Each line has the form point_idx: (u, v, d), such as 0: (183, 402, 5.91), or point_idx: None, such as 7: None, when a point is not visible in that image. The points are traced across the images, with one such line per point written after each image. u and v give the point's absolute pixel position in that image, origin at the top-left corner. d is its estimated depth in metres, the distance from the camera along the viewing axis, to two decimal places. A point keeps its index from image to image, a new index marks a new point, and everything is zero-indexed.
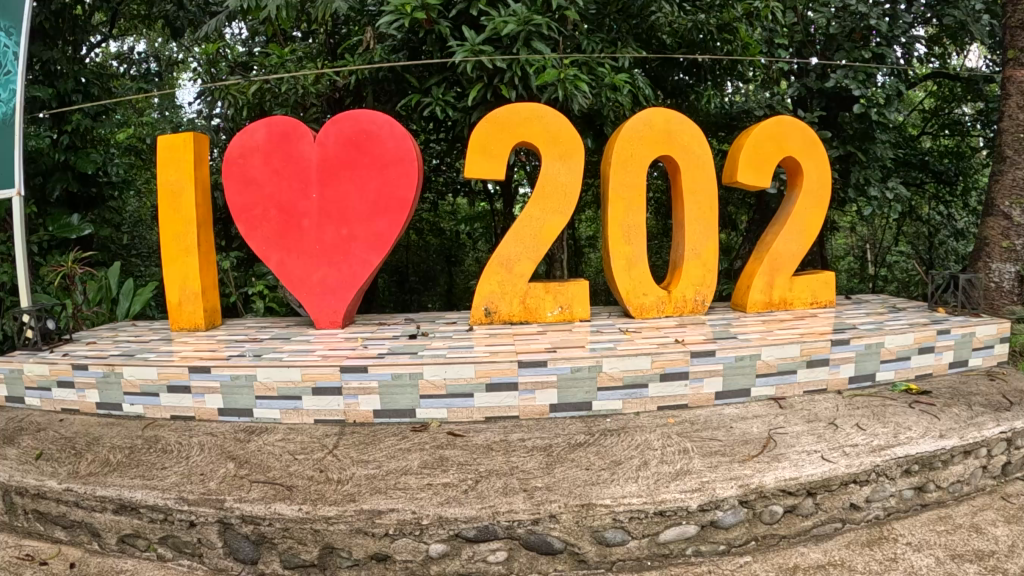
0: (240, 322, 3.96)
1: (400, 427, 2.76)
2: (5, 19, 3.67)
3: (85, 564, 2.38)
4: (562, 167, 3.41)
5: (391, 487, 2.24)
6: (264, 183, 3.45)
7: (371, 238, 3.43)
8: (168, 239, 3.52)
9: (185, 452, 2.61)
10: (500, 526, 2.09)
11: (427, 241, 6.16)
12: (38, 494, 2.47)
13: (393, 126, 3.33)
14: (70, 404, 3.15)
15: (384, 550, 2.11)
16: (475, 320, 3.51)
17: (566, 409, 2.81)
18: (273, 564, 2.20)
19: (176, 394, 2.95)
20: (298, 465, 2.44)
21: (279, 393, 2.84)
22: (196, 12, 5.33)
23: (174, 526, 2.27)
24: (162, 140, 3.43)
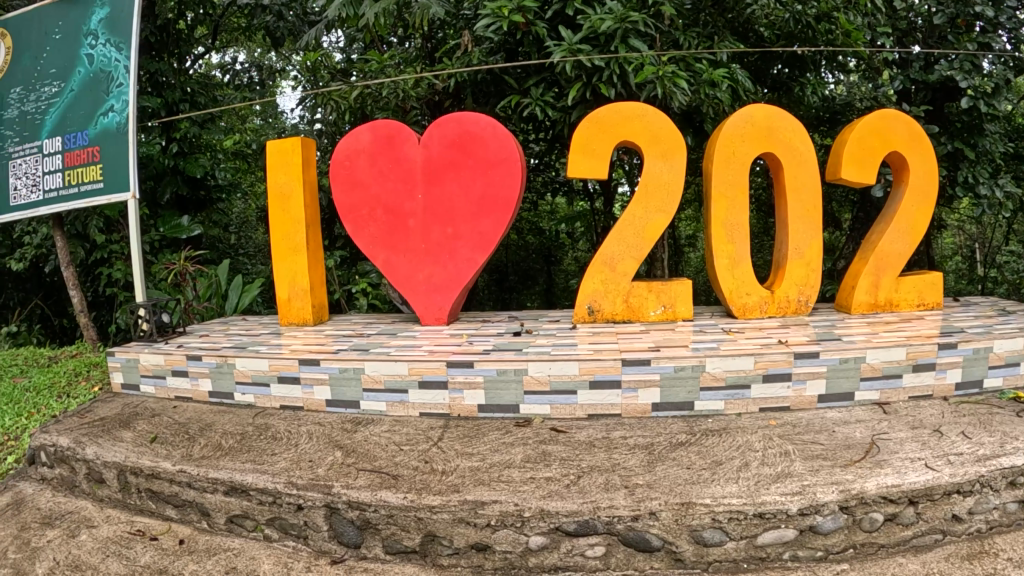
0: (347, 318, 4.10)
1: (504, 421, 2.82)
2: (116, 37, 4.55)
3: (195, 540, 2.57)
4: (664, 166, 3.39)
5: (494, 480, 2.30)
6: (370, 185, 3.59)
7: (475, 237, 3.50)
8: (278, 238, 3.70)
9: (293, 440, 2.75)
10: (601, 521, 2.13)
11: (526, 242, 6.22)
12: (153, 474, 2.70)
13: (496, 128, 3.39)
14: (185, 392, 3.37)
15: (485, 541, 2.18)
16: (578, 318, 3.55)
17: (668, 408, 2.80)
18: (375, 549, 2.30)
19: (287, 385, 3.11)
20: (404, 455, 2.53)
21: (387, 386, 2.95)
22: (296, 21, 5.57)
23: (283, 509, 2.40)
24: (270, 144, 3.61)
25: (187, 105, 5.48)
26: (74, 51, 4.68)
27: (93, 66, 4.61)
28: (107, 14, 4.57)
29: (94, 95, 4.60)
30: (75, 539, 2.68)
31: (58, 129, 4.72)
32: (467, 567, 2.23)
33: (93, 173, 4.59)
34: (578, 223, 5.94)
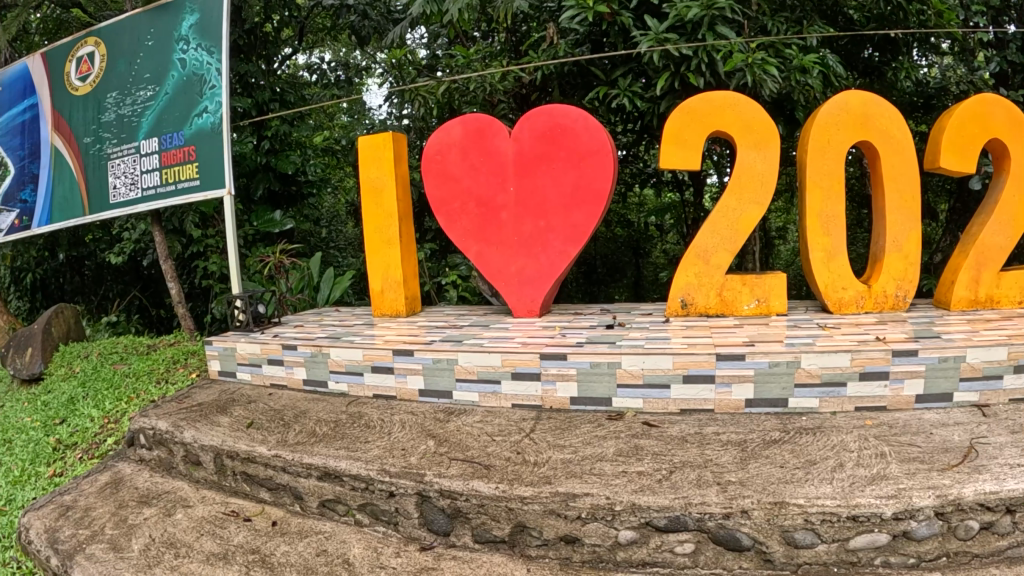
0: (439, 311, 4.16)
1: (596, 414, 2.82)
2: (210, 42, 4.77)
3: (287, 523, 2.66)
4: (757, 156, 3.32)
5: (586, 472, 2.29)
6: (462, 178, 3.65)
7: (568, 230, 3.49)
8: (371, 231, 3.81)
9: (386, 429, 2.81)
10: (692, 518, 2.09)
11: (614, 234, 6.27)
12: (249, 458, 2.81)
13: (588, 119, 3.39)
14: (280, 379, 3.49)
15: (575, 532, 2.19)
16: (672, 311, 3.53)
17: (762, 404, 2.74)
18: (464, 537, 2.34)
19: (379, 374, 3.19)
20: (496, 446, 2.56)
21: (480, 376, 2.98)
22: (380, 20, 5.68)
23: (375, 495, 2.47)
24: (363, 139, 3.68)
25: (277, 104, 5.73)
26: (167, 56, 4.96)
27: (186, 70, 4.87)
28: (197, 20, 4.85)
29: (188, 97, 4.85)
30: (171, 518, 2.83)
31: (155, 130, 5.00)
32: (555, 559, 2.24)
33: (190, 171, 4.82)
34: (669, 215, 5.84)
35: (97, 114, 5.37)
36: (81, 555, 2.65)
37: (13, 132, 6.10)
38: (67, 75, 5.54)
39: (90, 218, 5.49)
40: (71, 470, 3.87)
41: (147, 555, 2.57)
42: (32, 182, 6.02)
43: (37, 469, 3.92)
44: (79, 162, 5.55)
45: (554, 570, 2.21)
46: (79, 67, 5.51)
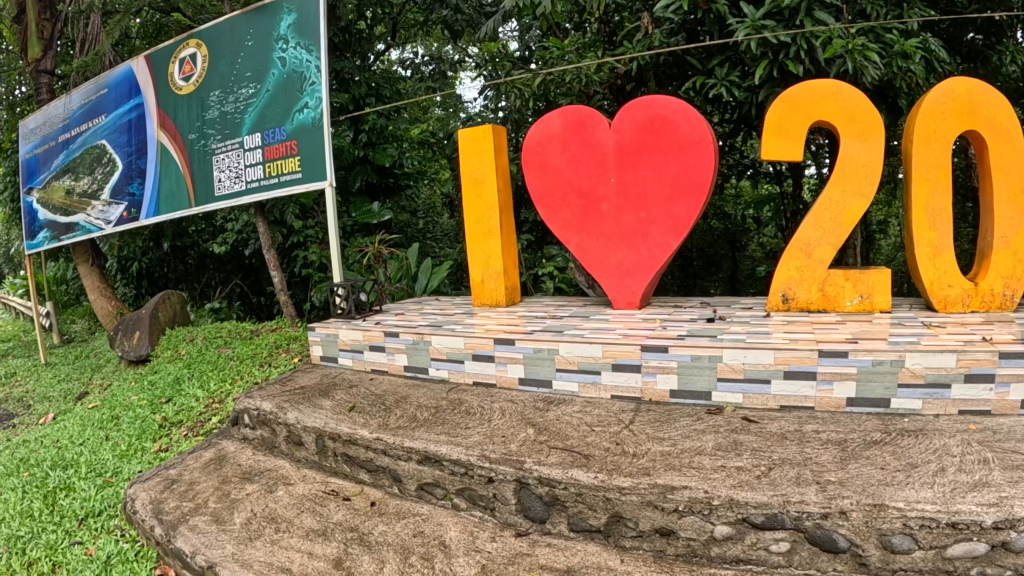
0: (539, 302, 4.28)
1: (696, 408, 2.84)
2: (308, 40, 4.95)
3: (385, 503, 2.79)
4: (862, 146, 3.24)
5: (685, 466, 2.32)
6: (563, 169, 3.86)
7: (669, 221, 3.62)
8: (473, 222, 3.99)
9: (487, 416, 2.91)
10: (789, 516, 2.08)
11: (711, 226, 6.35)
12: (350, 440, 2.97)
13: (687, 110, 3.50)
14: (381, 365, 3.70)
15: (670, 525, 2.21)
16: (772, 306, 3.51)
17: (863, 404, 2.69)
18: (560, 525, 2.41)
19: (481, 362, 3.32)
20: (596, 436, 2.62)
21: (580, 367, 3.08)
22: (473, 13, 6.07)
23: (473, 480, 2.56)
24: (464, 133, 3.88)
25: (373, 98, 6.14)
26: (269, 55, 5.20)
27: (286, 68, 5.09)
28: (294, 20, 5.05)
29: (290, 94, 5.07)
30: (273, 494, 3.00)
31: (257, 126, 5.24)
32: (649, 551, 2.27)
33: (293, 164, 5.04)
34: (768, 205, 5.81)
35: (201, 112, 5.70)
36: (184, 525, 2.85)
37: (121, 130, 6.65)
38: (172, 76, 5.91)
39: (196, 210, 5.81)
40: (176, 446, 4.13)
41: (249, 528, 2.74)
42: (139, 176, 6.45)
43: (144, 443, 4.22)
44: (185, 158, 5.89)
45: (648, 562, 2.24)
46: (183, 68, 5.86)
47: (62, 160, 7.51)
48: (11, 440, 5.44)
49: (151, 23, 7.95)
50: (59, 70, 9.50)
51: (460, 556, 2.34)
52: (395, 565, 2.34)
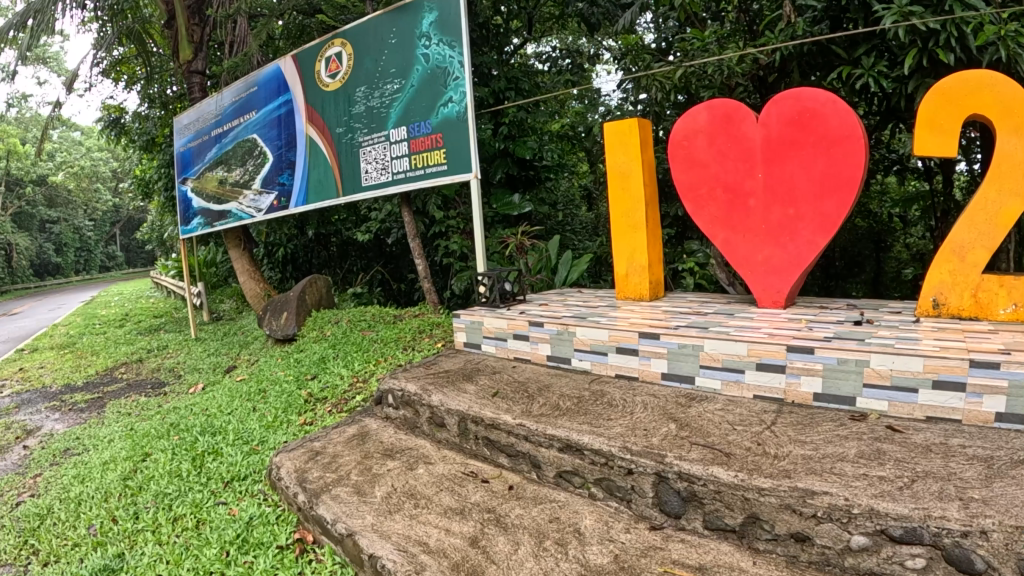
0: (684, 299, 4.41)
1: (839, 414, 2.74)
2: (449, 37, 5.13)
3: (522, 488, 2.89)
4: (1020, 142, 2.99)
5: (826, 471, 2.25)
6: (709, 164, 3.84)
7: (817, 219, 3.48)
8: (620, 216, 4.34)
9: (628, 409, 3.00)
10: (928, 531, 1.96)
11: (856, 224, 6.09)
12: (492, 424, 3.12)
13: (836, 103, 3.35)
14: (524, 353, 3.96)
15: (806, 531, 2.16)
16: (921, 311, 3.34)
17: (1013, 421, 2.46)
18: (695, 522, 2.42)
19: (624, 355, 3.44)
20: (737, 435, 2.61)
21: (724, 364, 3.06)
22: (610, 6, 6.24)
23: (613, 471, 2.63)
24: (609, 127, 4.25)
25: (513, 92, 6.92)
26: (412, 51, 5.43)
27: (430, 64, 5.28)
28: (435, 17, 5.24)
29: (434, 89, 5.25)
30: (414, 472, 3.17)
31: (403, 120, 5.50)
32: (782, 556, 2.23)
33: (438, 157, 5.24)
34: (917, 203, 5.42)
35: (349, 106, 6.04)
36: (326, 494, 3.07)
37: (271, 125, 7.16)
38: (323, 75, 6.31)
39: (344, 200, 6.17)
40: (320, 421, 4.43)
41: (389, 501, 2.92)
42: (289, 168, 6.93)
43: (290, 416, 4.63)
44: (334, 150, 6.26)
45: (780, 566, 2.20)
46: (331, 65, 6.24)
47: (216, 152, 8.23)
48: (162, 406, 6.06)
49: (294, 25, 8.52)
50: (211, 70, 10.44)
51: (595, 544, 2.40)
52: (530, 548, 2.42)
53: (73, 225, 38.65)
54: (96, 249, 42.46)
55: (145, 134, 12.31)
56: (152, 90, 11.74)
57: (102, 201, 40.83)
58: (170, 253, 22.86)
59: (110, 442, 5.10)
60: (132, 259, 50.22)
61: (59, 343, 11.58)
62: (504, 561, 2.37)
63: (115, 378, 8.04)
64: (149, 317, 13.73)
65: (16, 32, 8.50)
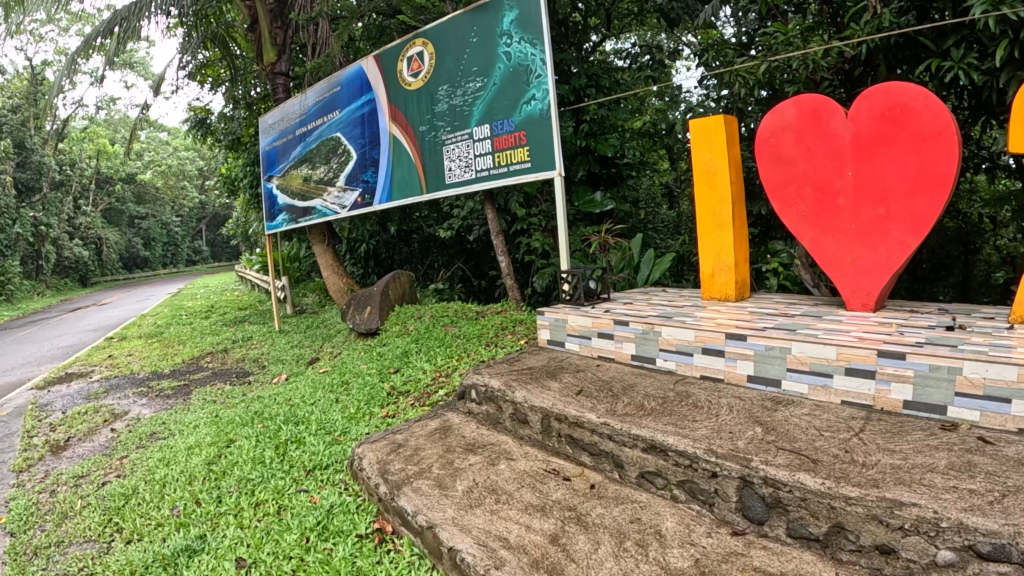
0: (770, 300, 4.36)
1: (929, 423, 2.61)
2: (531, 34, 5.16)
3: (604, 487, 2.89)
4: None
5: (916, 482, 2.16)
6: (797, 161, 3.74)
7: (910, 219, 3.32)
8: (706, 214, 4.27)
9: (714, 410, 2.97)
10: (1019, 550, 1.84)
11: (944, 225, 5.78)
12: (576, 422, 3.14)
13: (928, 97, 3.20)
14: (608, 352, 4.02)
15: (892, 544, 2.08)
16: (1016, 317, 3.14)
17: None
18: (778, 529, 2.37)
19: (710, 356, 3.41)
20: (825, 441, 2.54)
21: (812, 368, 2.98)
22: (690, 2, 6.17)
23: (696, 474, 2.60)
24: (696, 123, 4.21)
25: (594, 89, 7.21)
26: (492, 49, 5.50)
27: (511, 61, 5.34)
28: (516, 15, 5.28)
29: (517, 87, 5.29)
30: (496, 467, 3.20)
31: (485, 117, 5.56)
32: (866, 569, 2.15)
33: (522, 154, 5.27)
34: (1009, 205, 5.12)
35: (430, 105, 6.15)
36: (408, 487, 3.13)
37: (353, 124, 7.36)
38: (403, 74, 6.46)
39: (426, 196, 6.29)
40: (402, 414, 4.54)
41: (470, 495, 2.96)
42: (373, 165, 7.10)
43: (372, 408, 4.76)
44: (415, 147, 6.39)
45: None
46: (412, 65, 6.38)
47: (300, 151, 8.54)
48: (245, 395, 6.33)
49: (374, 26, 8.77)
50: (295, 72, 10.88)
51: (676, 548, 2.37)
52: (610, 548, 2.43)
53: (160, 219, 40.85)
54: (185, 243, 44.59)
55: (229, 133, 12.94)
56: (237, 91, 12.26)
57: (190, 198, 42.85)
58: (254, 248, 23.83)
59: (194, 428, 5.37)
60: (218, 253, 52.52)
61: (148, 332, 12.24)
62: (584, 560, 2.37)
63: (200, 366, 8.46)
64: (234, 308, 14.36)
65: (104, 39, 8.97)
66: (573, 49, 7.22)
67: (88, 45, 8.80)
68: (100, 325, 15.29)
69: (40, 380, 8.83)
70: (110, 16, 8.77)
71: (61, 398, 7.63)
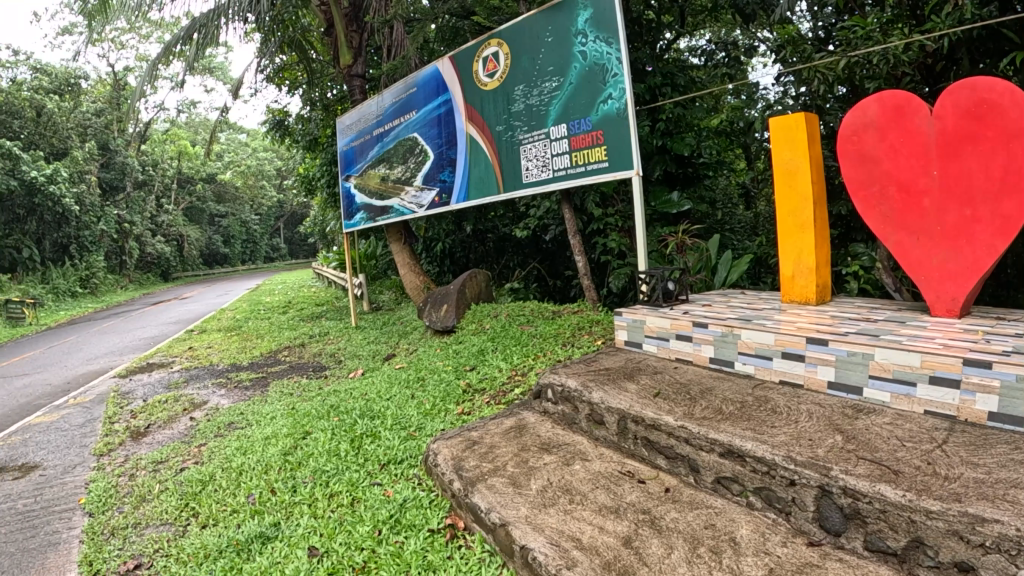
0: (851, 303, 4.37)
1: (1015, 436, 2.57)
2: (605, 33, 5.24)
3: (678, 492, 2.99)
4: None
5: (1000, 498, 2.16)
6: (880, 160, 3.74)
7: (997, 220, 3.27)
8: (788, 214, 4.32)
9: (793, 417, 3.03)
10: None
11: None
12: (653, 425, 3.26)
13: (1016, 93, 3.14)
14: (686, 354, 4.13)
15: (971, 562, 2.09)
16: None
17: None
18: (855, 542, 2.41)
19: (790, 361, 3.46)
20: (906, 452, 2.55)
21: (895, 376, 2.98)
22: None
23: (774, 481, 2.67)
24: (774, 122, 4.27)
25: (670, 87, 7.38)
26: (568, 49, 5.61)
27: (587, 60, 5.44)
28: (590, 14, 5.39)
29: (593, 86, 5.39)
30: (570, 467, 3.35)
31: (563, 117, 5.68)
32: None
33: (599, 154, 5.37)
34: None
35: (508, 105, 6.32)
36: (482, 484, 3.28)
37: (430, 124, 7.61)
38: (481, 76, 6.64)
39: (503, 195, 6.46)
40: (477, 411, 4.71)
41: (544, 495, 3.09)
42: (449, 165, 7.33)
43: (447, 405, 4.96)
44: (494, 148, 6.57)
45: None
46: (488, 65, 6.56)
47: (377, 151, 8.87)
48: (323, 388, 6.65)
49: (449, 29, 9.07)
50: (371, 74, 11.33)
51: (749, 556, 2.44)
52: (683, 553, 2.51)
53: (239, 218, 42.69)
54: (264, 241, 46.39)
55: (308, 135, 13.55)
56: (314, 93, 12.77)
57: (269, 198, 44.55)
58: (330, 245, 24.66)
59: (271, 419, 5.69)
60: (296, 251, 54.36)
61: (228, 326, 12.90)
62: (656, 564, 2.46)
63: (277, 359, 8.90)
64: (311, 304, 14.95)
65: (183, 45, 9.58)
66: (649, 49, 7.57)
67: (168, 50, 9.44)
68: (182, 318, 16.14)
69: (124, 370, 9.47)
70: (189, 23, 9.36)
71: (144, 387, 8.18)
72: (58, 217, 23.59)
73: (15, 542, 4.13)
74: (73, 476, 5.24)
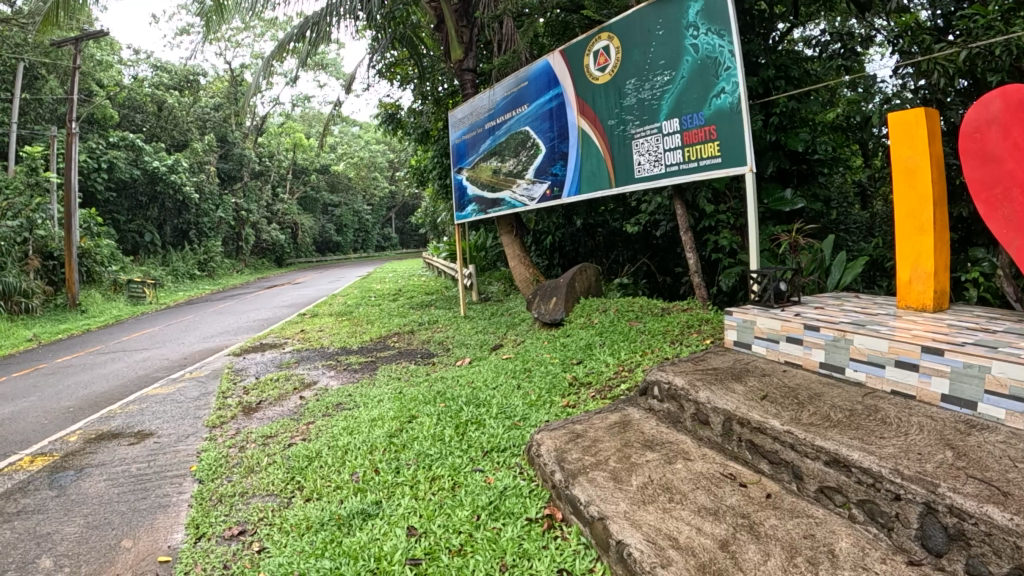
0: (972, 312, 4.25)
1: None
2: (718, 26, 5.28)
3: (780, 498, 3.05)
4: None
5: None
6: (1004, 159, 3.59)
7: None
8: (908, 216, 4.22)
9: (903, 429, 3.03)
10: None
11: None
12: (759, 428, 3.35)
13: None
14: (795, 356, 4.18)
15: None
16: None
17: None
18: (956, 564, 2.41)
19: (903, 370, 3.42)
20: (1018, 473, 2.52)
21: (1011, 393, 2.88)
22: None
23: (879, 494, 2.70)
24: (893, 117, 4.21)
25: (782, 80, 7.30)
26: (680, 43, 5.67)
27: (699, 54, 5.47)
28: (702, 7, 5.43)
29: (706, 80, 5.42)
30: (672, 466, 3.48)
31: (675, 112, 5.75)
32: None
33: (713, 149, 5.40)
34: None
35: (620, 99, 6.42)
36: (582, 477, 3.48)
37: (542, 118, 7.83)
38: (593, 71, 6.78)
39: (616, 189, 6.58)
40: (582, 405, 4.89)
41: (644, 492, 3.24)
42: (561, 159, 7.53)
43: (552, 397, 5.19)
44: (606, 143, 6.69)
45: None
46: (598, 59, 6.70)
47: (489, 144, 9.18)
48: (429, 374, 7.03)
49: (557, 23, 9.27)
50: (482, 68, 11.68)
51: (847, 570, 2.49)
52: (779, 562, 2.58)
53: (352, 207, 44.59)
54: (376, 229, 48.23)
55: (421, 127, 14.12)
56: (425, 87, 13.23)
57: (381, 187, 46.22)
58: (440, 234, 25.32)
59: (379, 402, 6.09)
60: (406, 240, 56.03)
61: (339, 310, 13.64)
62: (752, 569, 2.56)
63: (385, 345, 9.39)
64: (421, 293, 15.55)
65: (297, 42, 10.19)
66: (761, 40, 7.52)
67: (282, 47, 10.03)
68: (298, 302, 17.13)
69: (238, 349, 10.26)
70: (303, 22, 9.94)
71: (257, 365, 8.86)
72: (177, 204, 25.53)
73: (129, 501, 4.67)
74: (185, 444, 5.82)
